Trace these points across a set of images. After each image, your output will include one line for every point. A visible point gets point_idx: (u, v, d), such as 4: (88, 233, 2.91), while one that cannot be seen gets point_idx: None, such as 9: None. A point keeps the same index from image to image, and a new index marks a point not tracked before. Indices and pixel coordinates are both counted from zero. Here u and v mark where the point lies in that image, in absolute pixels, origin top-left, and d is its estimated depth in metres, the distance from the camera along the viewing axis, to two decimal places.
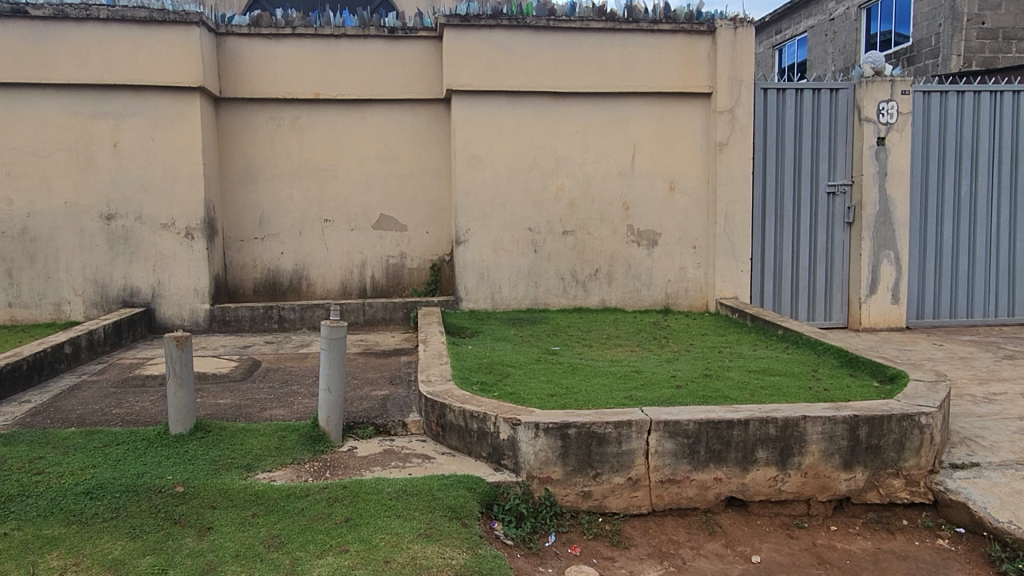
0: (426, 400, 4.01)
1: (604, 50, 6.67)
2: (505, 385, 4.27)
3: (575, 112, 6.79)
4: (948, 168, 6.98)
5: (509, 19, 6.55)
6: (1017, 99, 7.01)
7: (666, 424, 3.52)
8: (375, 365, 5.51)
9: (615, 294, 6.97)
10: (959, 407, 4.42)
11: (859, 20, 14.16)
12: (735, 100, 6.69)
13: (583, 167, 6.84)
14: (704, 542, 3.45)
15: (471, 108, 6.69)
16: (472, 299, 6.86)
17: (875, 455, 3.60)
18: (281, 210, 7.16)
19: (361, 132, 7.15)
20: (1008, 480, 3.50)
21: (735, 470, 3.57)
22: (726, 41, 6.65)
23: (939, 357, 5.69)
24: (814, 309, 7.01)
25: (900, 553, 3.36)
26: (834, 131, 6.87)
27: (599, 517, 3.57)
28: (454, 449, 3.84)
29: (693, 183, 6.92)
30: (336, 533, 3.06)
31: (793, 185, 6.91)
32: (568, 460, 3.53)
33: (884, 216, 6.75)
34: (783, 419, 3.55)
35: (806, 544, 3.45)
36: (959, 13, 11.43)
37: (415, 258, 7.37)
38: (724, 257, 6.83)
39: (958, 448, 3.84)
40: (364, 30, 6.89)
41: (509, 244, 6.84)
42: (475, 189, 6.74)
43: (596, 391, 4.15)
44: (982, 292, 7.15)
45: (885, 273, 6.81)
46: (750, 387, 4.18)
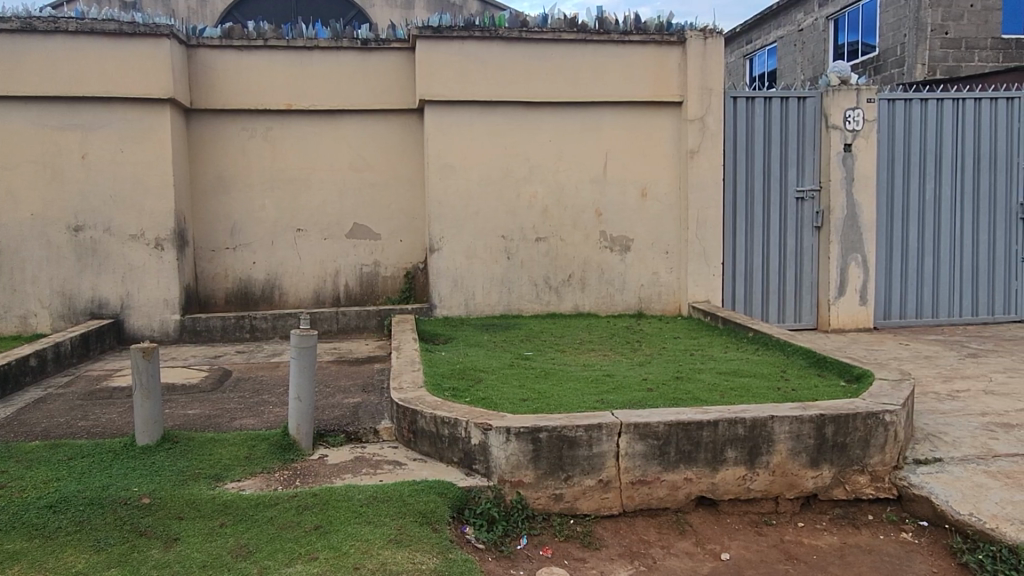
0: (398, 406, 3.99)
1: (575, 59, 6.73)
2: (478, 391, 4.27)
3: (547, 121, 6.83)
4: (912, 172, 7.13)
5: (482, 30, 6.60)
6: (979, 106, 7.17)
7: (636, 426, 3.54)
8: (348, 373, 5.47)
9: (588, 299, 7.00)
10: (924, 405, 4.50)
11: (827, 30, 14.42)
12: (705, 108, 6.78)
13: (555, 175, 6.88)
14: (675, 541, 3.47)
15: (444, 117, 6.71)
16: (446, 306, 6.86)
17: (841, 452, 3.65)
18: (253, 220, 7.12)
19: (332, 142, 7.13)
20: (969, 475, 3.56)
21: (705, 469, 3.60)
22: (696, 50, 6.74)
23: (905, 357, 5.78)
24: (784, 312, 7.10)
25: (865, 547, 3.41)
26: (802, 139, 6.98)
27: (571, 519, 3.57)
28: (426, 455, 3.83)
29: (664, 189, 6.99)
30: (306, 541, 3.04)
31: (762, 191, 7.00)
32: (539, 463, 3.53)
33: (851, 219, 6.87)
34: (751, 419, 3.58)
35: (773, 540, 3.49)
36: (923, 24, 11.71)
37: (389, 266, 7.35)
38: (696, 262, 6.90)
39: (922, 444, 3.90)
40: (337, 41, 6.89)
41: (482, 251, 6.85)
42: (448, 198, 6.76)
43: (569, 394, 4.18)
44: (946, 293, 7.30)
45: (853, 275, 6.92)
46: (720, 388, 4.23)
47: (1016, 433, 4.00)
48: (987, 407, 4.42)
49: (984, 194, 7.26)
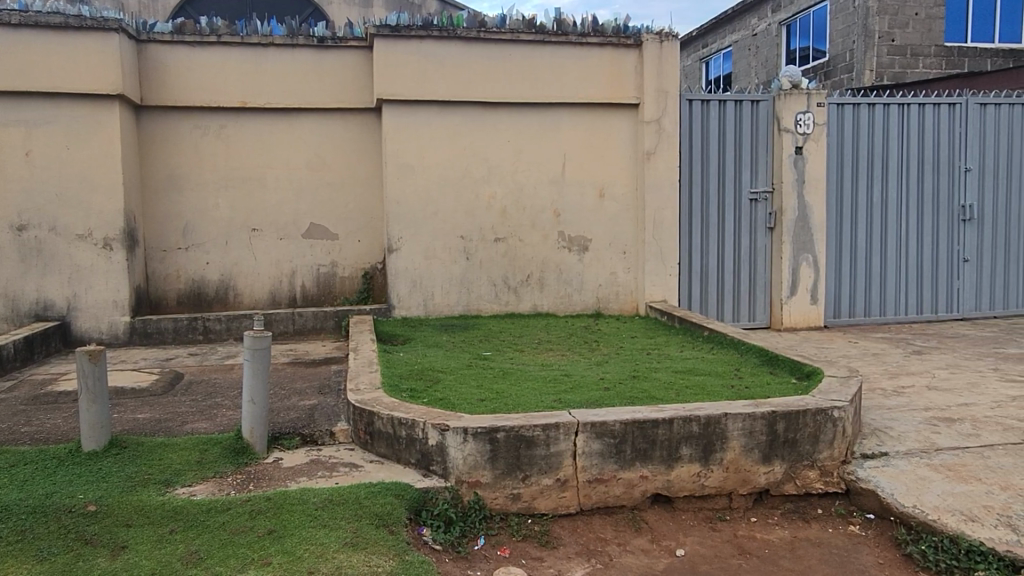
0: (354, 408, 3.95)
1: (533, 60, 6.75)
2: (435, 391, 4.25)
3: (505, 121, 6.84)
4: (860, 174, 7.33)
5: (440, 30, 6.58)
6: (923, 111, 7.40)
7: (592, 425, 3.57)
8: (304, 375, 5.39)
9: (547, 299, 7.03)
10: (871, 401, 4.62)
11: (780, 35, 14.74)
12: (661, 110, 6.87)
13: (514, 175, 6.89)
14: (631, 538, 3.50)
15: (402, 117, 6.67)
16: (404, 307, 6.82)
17: (792, 448, 3.74)
18: (206, 219, 6.97)
19: (288, 141, 7.02)
20: (913, 468, 3.67)
21: (660, 467, 3.65)
22: (652, 53, 6.83)
23: (853, 354, 5.94)
24: (738, 311, 7.24)
25: (814, 540, 3.49)
26: (755, 142, 7.13)
27: (528, 518, 3.59)
28: (382, 457, 3.80)
29: (621, 190, 7.06)
30: (259, 545, 2.99)
31: (717, 192, 7.12)
32: (497, 463, 3.53)
33: (803, 221, 7.03)
34: (705, 417, 3.64)
35: (727, 535, 3.55)
36: (870, 31, 12.05)
37: (346, 267, 7.27)
38: (653, 262, 6.98)
39: (869, 439, 4.01)
40: (292, 39, 6.78)
41: (440, 251, 6.83)
42: (407, 198, 6.72)
43: (527, 394, 4.19)
44: (892, 292, 7.52)
45: (804, 275, 7.09)
46: (675, 387, 4.29)
47: (957, 427, 4.14)
48: (930, 403, 4.56)
49: (928, 196, 7.50)
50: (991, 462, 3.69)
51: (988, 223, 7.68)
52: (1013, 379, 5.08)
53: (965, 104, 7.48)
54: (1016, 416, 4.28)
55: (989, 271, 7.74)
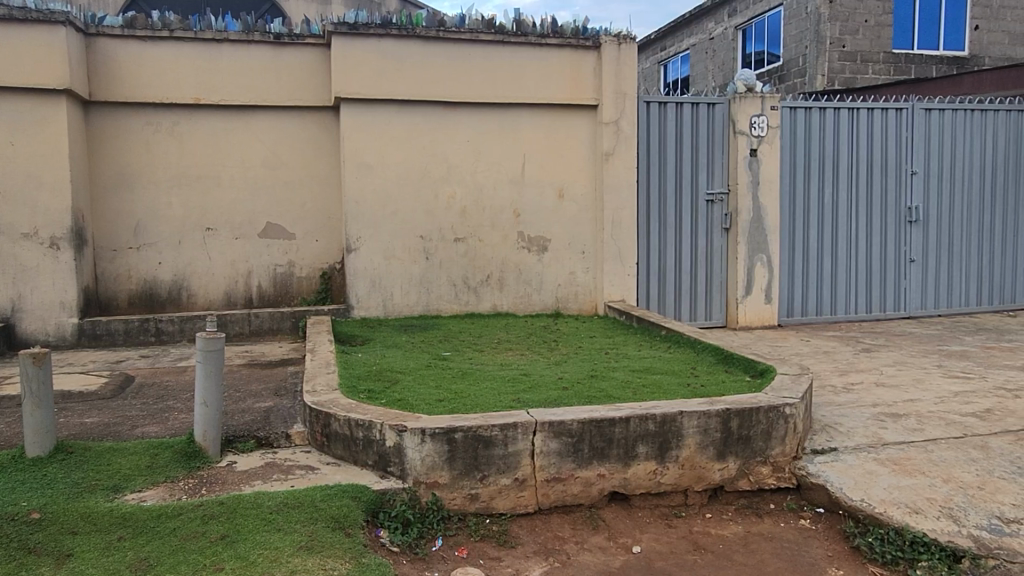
0: (310, 410, 3.90)
1: (493, 60, 6.75)
2: (393, 392, 4.22)
3: (465, 121, 6.82)
4: (812, 176, 7.50)
5: (399, 28, 6.54)
6: (872, 115, 7.61)
7: (550, 424, 3.59)
8: (260, 377, 5.30)
9: (506, 299, 7.04)
10: (822, 397, 4.74)
11: (736, 40, 15.01)
12: (619, 112, 6.94)
13: (473, 176, 6.87)
14: (588, 536, 3.53)
15: (361, 115, 6.61)
16: (363, 307, 6.76)
17: (745, 444, 3.80)
18: (158, 218, 6.81)
19: (244, 138, 6.90)
20: (861, 462, 3.78)
21: (617, 465, 3.68)
22: (611, 55, 6.89)
23: (805, 353, 6.08)
24: (695, 311, 7.35)
25: (767, 535, 3.56)
26: (711, 144, 7.24)
27: (487, 518, 3.59)
28: (339, 459, 3.76)
29: (581, 190, 7.10)
30: (211, 551, 2.93)
31: (674, 193, 7.22)
32: (455, 464, 3.53)
33: (757, 222, 7.16)
34: (661, 415, 3.69)
35: (683, 532, 3.60)
36: (823, 36, 12.36)
37: (304, 267, 7.18)
38: (612, 262, 7.05)
39: (820, 435, 4.11)
40: (248, 35, 6.66)
41: (400, 251, 6.79)
42: (365, 197, 6.66)
43: (486, 394, 4.19)
44: (843, 291, 7.71)
45: (759, 274, 7.23)
46: (633, 386, 4.33)
47: (903, 422, 4.27)
48: (878, 399, 4.69)
49: (877, 198, 7.72)
50: (934, 455, 3.81)
51: (933, 224, 7.93)
52: (955, 375, 5.26)
53: (911, 109, 7.73)
54: (958, 411, 4.43)
55: (934, 271, 7.99)
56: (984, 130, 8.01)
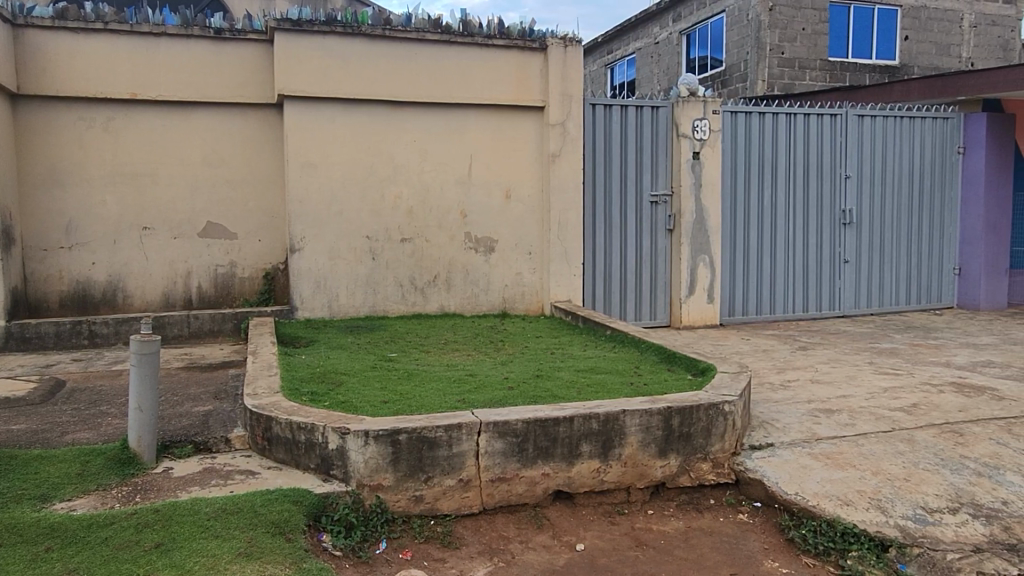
0: (251, 413, 3.82)
1: (439, 60, 6.73)
2: (337, 394, 4.17)
3: (411, 121, 6.78)
4: (752, 179, 7.70)
5: (344, 26, 6.46)
6: (808, 120, 7.86)
7: (495, 424, 3.60)
8: (199, 380, 5.17)
9: (454, 299, 7.02)
10: (760, 394, 4.87)
11: (680, 44, 15.29)
12: (565, 114, 6.99)
13: (420, 176, 6.83)
14: (533, 535, 3.55)
15: (305, 114, 6.51)
16: (307, 308, 6.66)
17: (686, 442, 3.88)
18: (92, 217, 6.57)
19: (183, 135, 6.72)
20: (796, 457, 3.90)
21: (562, 464, 3.71)
22: (557, 57, 6.95)
23: (745, 351, 6.24)
24: (640, 310, 7.47)
25: (707, 529, 3.64)
26: (655, 146, 7.37)
27: (431, 520, 3.57)
28: (281, 463, 3.70)
29: (527, 191, 7.13)
30: (145, 560, 2.85)
31: (620, 194, 7.32)
32: (399, 465, 3.50)
33: (700, 223, 7.33)
34: (604, 414, 3.74)
35: (625, 529, 3.65)
36: (763, 43, 12.70)
37: (246, 267, 7.03)
38: (558, 262, 7.10)
39: (757, 431, 4.22)
40: (187, 29, 6.50)
41: (345, 252, 6.71)
42: (310, 197, 6.57)
43: (431, 395, 4.17)
44: (782, 290, 7.94)
45: (702, 275, 7.40)
46: (577, 385, 4.37)
47: (836, 417, 4.42)
48: (813, 395, 4.85)
49: (813, 200, 7.97)
50: (864, 449, 3.96)
51: (866, 226, 8.23)
52: (885, 372, 5.47)
53: (845, 115, 8.00)
54: (888, 406, 4.61)
55: (867, 271, 8.30)
56: (913, 137, 8.35)
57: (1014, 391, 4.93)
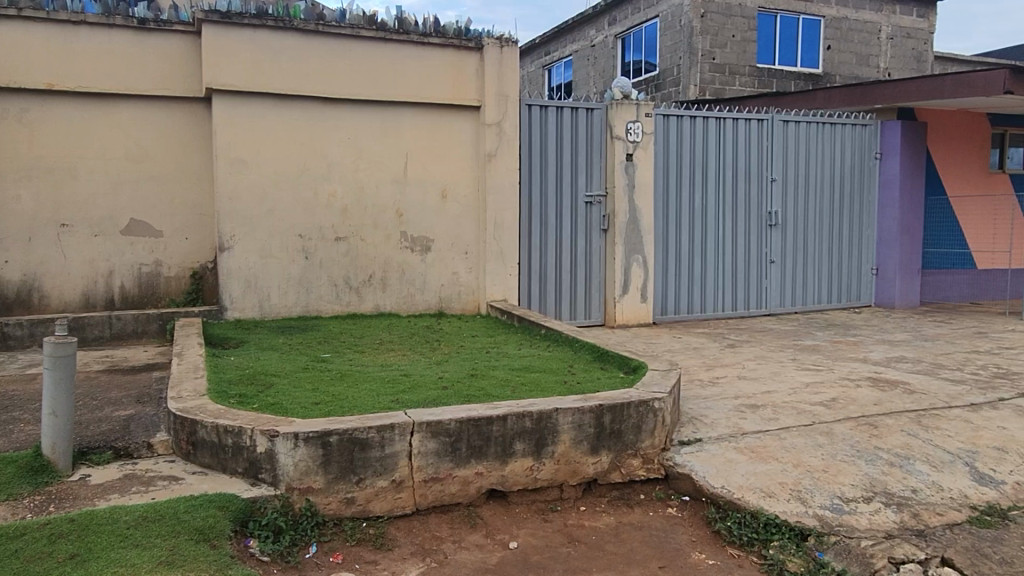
0: (175, 416, 3.69)
1: (374, 58, 6.66)
2: (267, 396, 4.08)
3: (345, 118, 6.68)
4: (684, 181, 7.89)
5: (275, 20, 6.32)
6: (737, 125, 8.11)
7: (428, 424, 3.58)
8: (120, 383, 4.97)
9: (389, 299, 6.95)
10: (690, 391, 5.00)
11: (616, 48, 15.52)
12: (501, 114, 7.01)
13: (354, 174, 6.74)
14: (466, 534, 3.55)
15: (234, 109, 6.34)
16: (238, 308, 6.49)
17: (618, 438, 3.95)
18: (4, 213, 6.24)
19: (104, 129, 6.44)
20: (723, 451, 4.02)
21: (495, 463, 3.72)
22: (492, 57, 6.97)
23: (676, 349, 6.39)
24: (575, 310, 7.57)
25: (637, 524, 3.71)
26: (590, 148, 7.47)
27: (363, 522, 3.54)
28: (207, 468, 3.60)
29: (464, 191, 7.11)
30: (58, 572, 2.72)
31: (555, 195, 7.39)
32: (330, 467, 3.45)
33: (633, 223, 7.50)
34: (537, 412, 3.76)
35: (558, 525, 3.69)
36: (695, 48, 13.02)
37: (172, 266, 6.79)
38: (493, 262, 7.12)
39: (686, 427, 4.33)
40: (108, 18, 6.24)
41: (277, 250, 6.57)
42: (240, 194, 6.40)
43: (364, 396, 4.12)
44: (712, 290, 8.16)
45: (635, 274, 7.57)
46: (512, 384, 4.40)
47: (761, 412, 4.57)
48: (739, 391, 5.00)
49: (742, 202, 8.22)
50: (786, 442, 4.11)
51: (791, 227, 8.53)
52: (807, 368, 5.69)
53: (771, 121, 8.28)
54: (809, 401, 4.80)
55: (792, 271, 8.60)
56: (834, 142, 8.70)
57: (923, 384, 5.21)
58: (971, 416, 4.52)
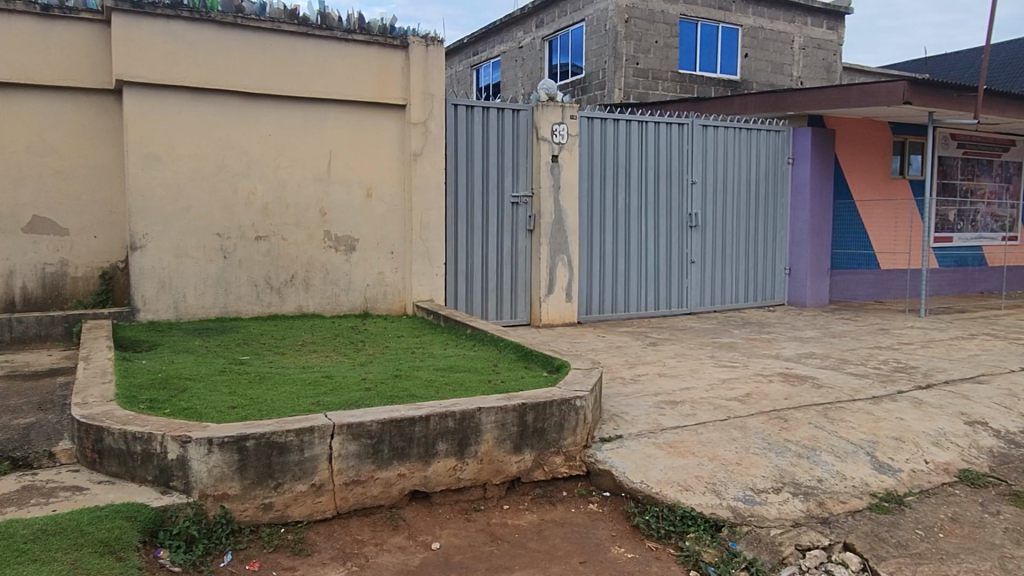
0: (78, 424, 3.51)
1: (296, 53, 6.52)
2: (180, 400, 3.93)
3: (267, 114, 6.51)
4: (608, 182, 8.04)
5: (191, 11, 6.10)
6: (659, 128, 8.31)
7: (349, 427, 3.53)
8: (21, 390, 4.70)
9: (313, 299, 6.81)
10: (612, 389, 5.10)
11: (543, 50, 15.66)
12: (427, 113, 6.98)
13: (275, 172, 6.58)
14: (388, 537, 3.52)
15: (147, 102, 6.09)
16: (151, 310, 6.24)
17: (540, 436, 3.98)
18: None
19: (3, 120, 6.07)
20: (642, 447, 4.11)
21: (417, 464, 3.70)
22: (418, 56, 6.92)
23: (600, 347, 6.50)
24: (502, 309, 7.62)
25: (559, 521, 3.75)
26: (516, 148, 7.52)
27: (282, 528, 3.46)
28: (114, 476, 3.44)
29: (389, 190, 7.03)
30: None
31: (482, 195, 7.40)
32: (246, 473, 3.36)
33: (559, 223, 7.60)
34: (460, 412, 3.76)
35: (481, 525, 3.69)
36: (619, 53, 13.29)
37: (79, 266, 6.47)
38: (420, 262, 7.06)
39: (608, 424, 4.41)
40: (8, 3, 5.90)
41: (193, 250, 6.34)
42: (153, 191, 6.14)
43: (283, 399, 4.02)
44: (635, 289, 8.35)
45: (560, 274, 7.68)
46: (436, 384, 4.38)
47: (679, 408, 4.71)
48: (659, 388, 5.14)
49: (663, 204, 8.43)
50: (703, 437, 4.24)
51: (710, 228, 8.81)
52: (724, 364, 5.89)
53: (691, 125, 8.52)
54: (724, 396, 4.97)
55: (711, 271, 8.88)
56: (750, 147, 9.03)
57: (830, 379, 5.47)
58: (873, 408, 4.77)
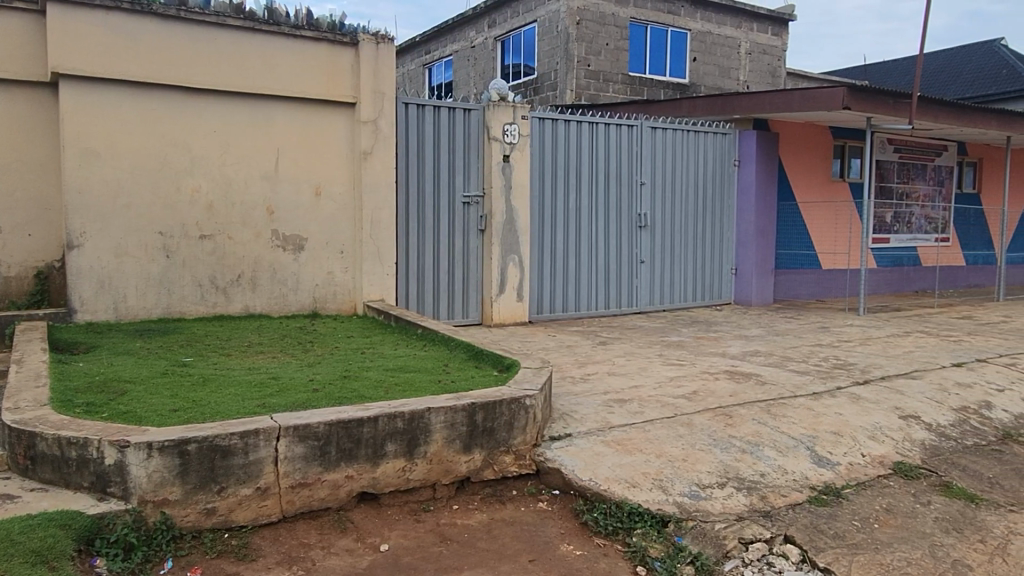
0: (9, 429, 3.37)
1: (242, 48, 6.39)
2: (118, 404, 3.81)
3: (211, 109, 6.36)
4: (559, 183, 8.10)
5: (131, 3, 5.93)
6: (609, 129, 8.40)
7: (295, 429, 3.47)
8: None
9: (260, 300, 6.68)
10: (562, 388, 5.13)
11: (495, 50, 15.68)
12: (377, 111, 6.91)
13: (221, 169, 6.43)
14: (336, 540, 3.48)
15: (85, 95, 5.89)
16: (89, 310, 6.03)
17: (490, 436, 3.99)
18: None
19: None
20: (591, 445, 4.15)
21: (366, 465, 3.67)
22: (368, 54, 6.85)
23: (550, 347, 6.54)
24: (453, 309, 7.60)
25: (508, 520, 3.76)
26: (467, 148, 7.51)
27: (225, 533, 3.38)
28: (48, 483, 3.32)
29: (339, 189, 6.95)
30: None
31: (433, 194, 7.37)
32: (188, 477, 3.28)
33: (510, 223, 7.63)
34: (409, 412, 3.74)
35: (430, 525, 3.68)
36: (571, 55, 13.38)
37: (12, 265, 6.21)
38: (370, 261, 6.99)
39: (557, 423, 4.44)
40: None
41: (134, 248, 6.16)
42: (92, 187, 5.94)
43: (227, 401, 3.94)
44: (585, 289, 8.42)
45: (511, 274, 7.70)
46: (385, 385, 4.34)
47: (627, 406, 4.77)
48: (608, 387, 5.19)
49: (614, 204, 8.52)
50: (650, 434, 4.30)
51: (660, 229, 8.94)
52: (671, 363, 5.99)
53: (640, 127, 8.64)
54: (671, 394, 5.06)
55: (660, 270, 9.02)
56: (698, 149, 9.20)
57: (773, 376, 5.61)
58: (813, 404, 4.92)
